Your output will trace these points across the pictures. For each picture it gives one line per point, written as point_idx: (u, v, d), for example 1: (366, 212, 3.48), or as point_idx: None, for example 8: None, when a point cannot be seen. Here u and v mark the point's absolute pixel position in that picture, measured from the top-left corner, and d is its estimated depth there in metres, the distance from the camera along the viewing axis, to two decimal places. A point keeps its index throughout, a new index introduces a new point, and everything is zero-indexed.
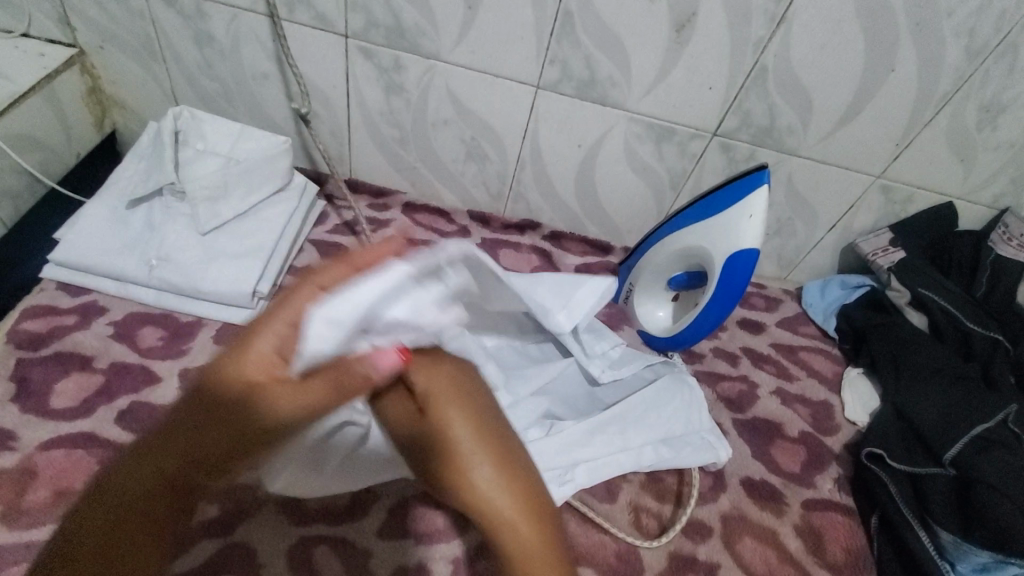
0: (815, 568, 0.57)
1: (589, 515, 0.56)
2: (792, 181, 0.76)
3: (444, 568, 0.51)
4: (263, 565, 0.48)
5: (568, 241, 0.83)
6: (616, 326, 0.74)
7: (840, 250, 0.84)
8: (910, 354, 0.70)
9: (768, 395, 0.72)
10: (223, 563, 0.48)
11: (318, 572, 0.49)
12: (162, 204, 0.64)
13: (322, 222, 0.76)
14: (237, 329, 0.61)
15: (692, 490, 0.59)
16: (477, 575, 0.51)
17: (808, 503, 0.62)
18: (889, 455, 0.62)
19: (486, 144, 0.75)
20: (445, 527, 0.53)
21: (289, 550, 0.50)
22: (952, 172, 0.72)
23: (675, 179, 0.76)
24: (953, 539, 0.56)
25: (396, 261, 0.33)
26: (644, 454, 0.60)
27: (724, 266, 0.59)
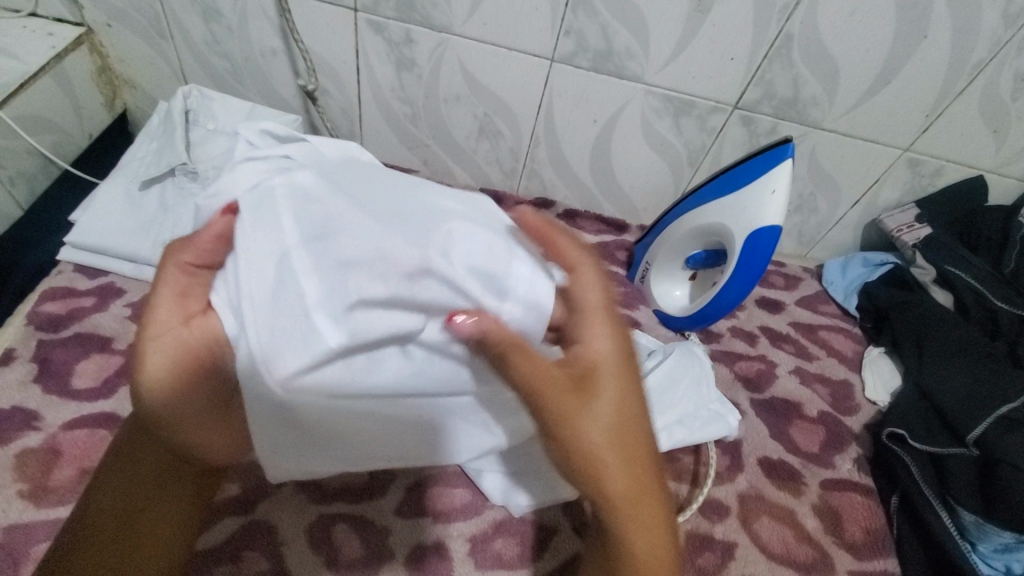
0: (833, 548, 0.57)
1: None
2: (815, 155, 0.73)
3: (461, 546, 0.51)
4: (285, 542, 0.49)
5: (582, 219, 0.82)
6: (633, 305, 0.71)
7: (863, 226, 0.82)
8: (935, 333, 0.68)
9: (787, 374, 0.71)
10: (245, 540, 0.49)
11: (338, 550, 0.49)
12: (174, 184, 0.63)
13: None
14: None
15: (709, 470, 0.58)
16: (494, 553, 0.51)
17: (827, 483, 0.62)
18: (910, 435, 0.61)
19: (499, 119, 0.74)
20: (463, 505, 0.54)
21: (310, 528, 0.50)
22: (984, 144, 0.69)
23: (694, 154, 0.74)
24: (975, 519, 0.56)
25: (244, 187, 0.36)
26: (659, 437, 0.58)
27: (746, 243, 0.57)
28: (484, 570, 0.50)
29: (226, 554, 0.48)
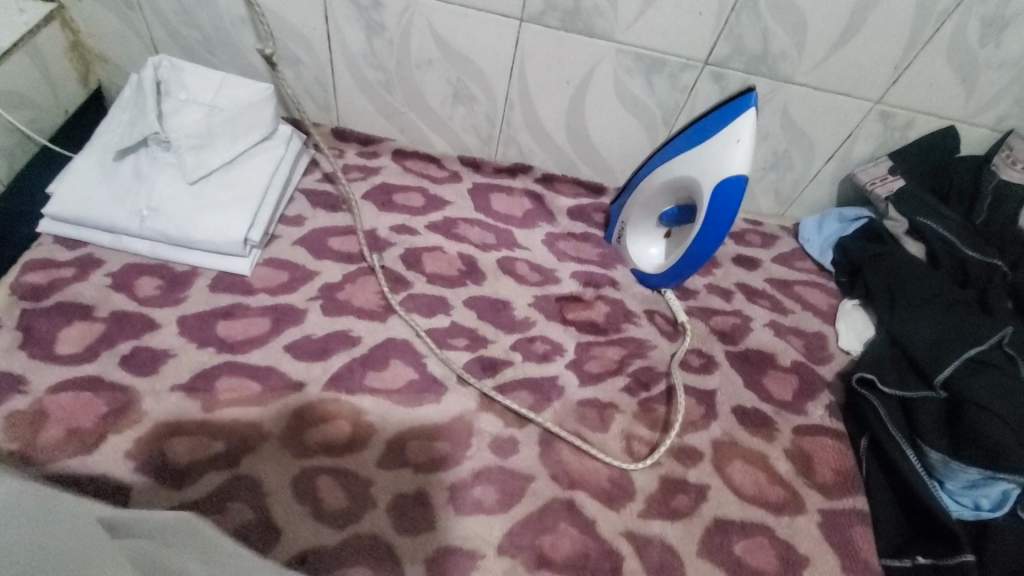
0: (804, 488, 0.58)
1: (581, 445, 0.56)
2: (788, 110, 0.74)
3: (441, 495, 0.51)
4: (269, 493, 0.48)
5: (560, 183, 0.82)
6: (611, 265, 0.74)
7: (838, 182, 0.83)
8: (908, 282, 0.70)
9: (762, 327, 0.72)
10: (231, 493, 0.48)
11: (324, 502, 0.48)
12: (149, 155, 0.62)
13: (311, 172, 0.75)
14: None
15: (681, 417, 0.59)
16: (475, 498, 0.51)
17: (799, 429, 0.63)
18: (880, 380, 0.63)
19: (473, 83, 0.74)
20: (447, 455, 0.54)
21: (294, 479, 0.49)
22: (952, 94, 0.70)
23: (668, 113, 0.74)
24: (941, 457, 0.58)
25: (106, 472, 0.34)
26: None
27: (713, 194, 0.58)
28: (466, 516, 0.50)
29: (212, 504, 0.47)
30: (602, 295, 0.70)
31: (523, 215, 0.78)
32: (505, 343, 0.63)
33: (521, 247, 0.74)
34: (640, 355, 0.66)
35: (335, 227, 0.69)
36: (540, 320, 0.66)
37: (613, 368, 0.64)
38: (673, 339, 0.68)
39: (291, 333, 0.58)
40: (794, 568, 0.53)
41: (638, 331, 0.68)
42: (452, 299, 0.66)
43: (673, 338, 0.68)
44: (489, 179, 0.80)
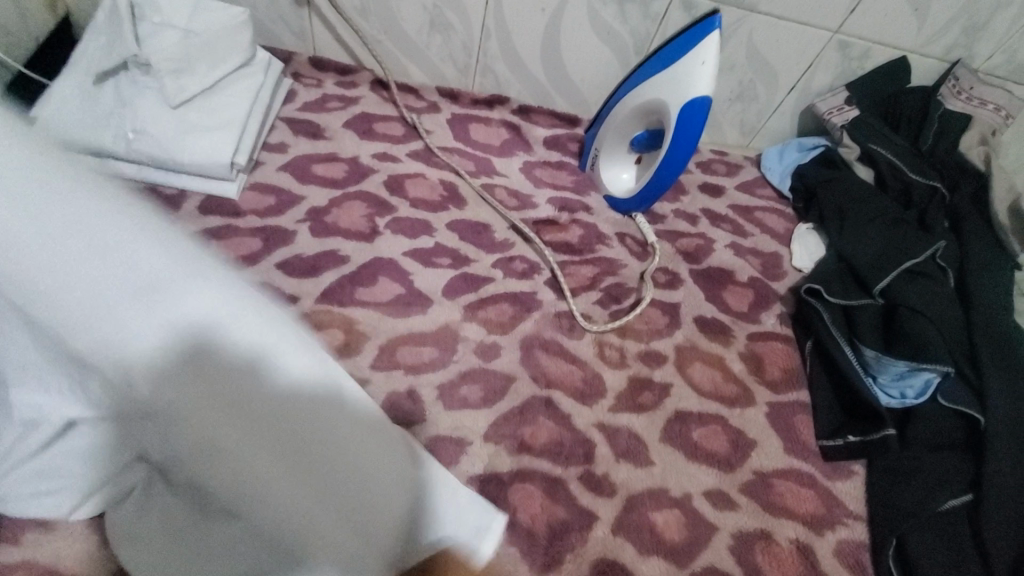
0: (755, 384, 0.66)
1: None
2: (754, 40, 0.77)
3: (431, 393, 0.56)
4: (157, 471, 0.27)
5: (536, 114, 0.84)
6: (584, 192, 0.78)
7: (799, 113, 0.88)
8: (858, 203, 0.76)
9: (723, 248, 0.77)
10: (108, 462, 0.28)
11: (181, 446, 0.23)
12: (128, 78, 0.63)
13: (291, 101, 0.76)
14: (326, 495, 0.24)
15: (646, 299, 0.68)
16: (463, 396, 0.57)
17: (753, 335, 0.70)
18: (826, 289, 0.69)
19: (449, 11, 0.75)
20: (433, 359, 0.58)
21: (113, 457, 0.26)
22: (906, 23, 0.75)
23: (640, 42, 0.77)
24: (875, 354, 0.65)
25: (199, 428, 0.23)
26: None
27: (679, 115, 0.62)
28: (455, 411, 0.56)
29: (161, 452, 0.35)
30: (576, 219, 0.74)
31: (501, 144, 0.80)
32: (487, 262, 0.68)
33: (499, 174, 0.77)
34: (612, 273, 0.71)
35: (317, 153, 0.71)
36: (518, 242, 0.70)
37: (587, 284, 0.69)
38: (642, 259, 0.73)
39: (280, 253, 0.61)
40: (742, 449, 0.60)
41: (610, 252, 0.73)
42: (434, 223, 0.69)
43: (642, 258, 0.74)
44: (466, 109, 0.82)
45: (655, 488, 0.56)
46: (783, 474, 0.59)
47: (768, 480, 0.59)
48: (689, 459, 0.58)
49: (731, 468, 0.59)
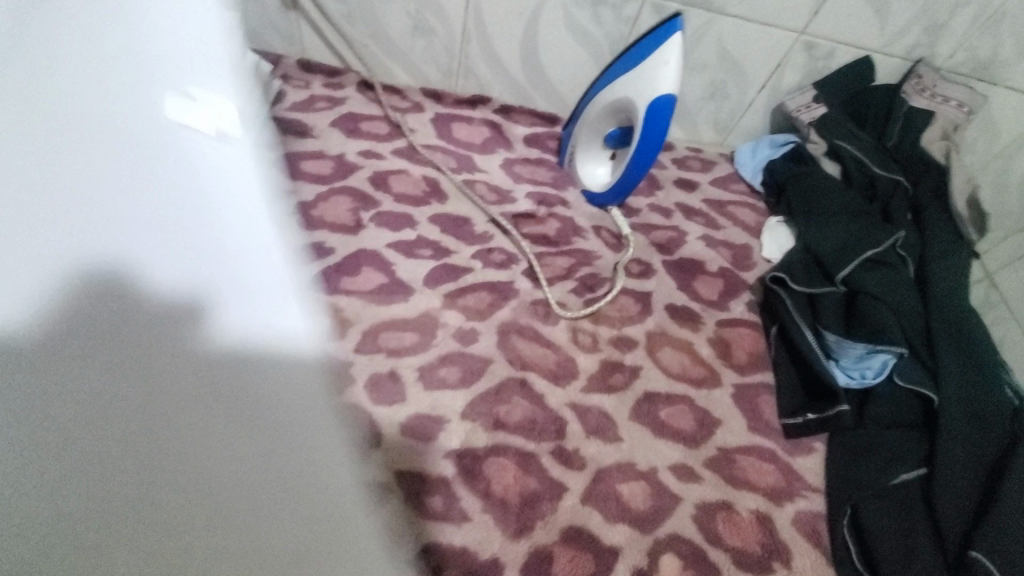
0: (722, 367, 0.69)
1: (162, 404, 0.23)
2: (723, 41, 0.81)
3: (411, 374, 0.59)
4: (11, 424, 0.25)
5: (517, 114, 0.87)
6: (562, 187, 0.82)
7: (770, 111, 0.91)
8: (823, 197, 0.80)
9: (695, 240, 0.81)
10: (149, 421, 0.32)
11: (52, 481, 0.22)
12: None
13: (280, 102, 0.79)
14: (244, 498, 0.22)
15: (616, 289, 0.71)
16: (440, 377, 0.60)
17: (722, 322, 0.73)
18: (790, 278, 0.72)
19: (432, 15, 0.78)
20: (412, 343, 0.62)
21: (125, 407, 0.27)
22: (866, 24, 0.79)
23: (614, 44, 0.80)
24: (836, 338, 0.68)
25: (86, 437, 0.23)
26: None
27: (646, 111, 0.65)
28: (433, 390, 0.59)
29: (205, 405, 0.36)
30: (554, 213, 0.78)
31: (482, 141, 0.84)
32: (466, 253, 0.71)
33: (480, 170, 0.80)
34: (587, 263, 0.74)
35: (305, 151, 0.74)
36: (497, 234, 0.74)
37: (563, 274, 0.72)
38: (616, 250, 0.77)
39: None
40: (707, 427, 0.63)
41: (586, 244, 0.76)
42: (417, 216, 0.73)
43: (617, 249, 0.77)
44: (449, 109, 0.86)
45: (624, 462, 0.59)
46: (745, 450, 0.63)
47: (731, 455, 0.62)
48: (656, 436, 0.61)
49: (696, 444, 0.62)
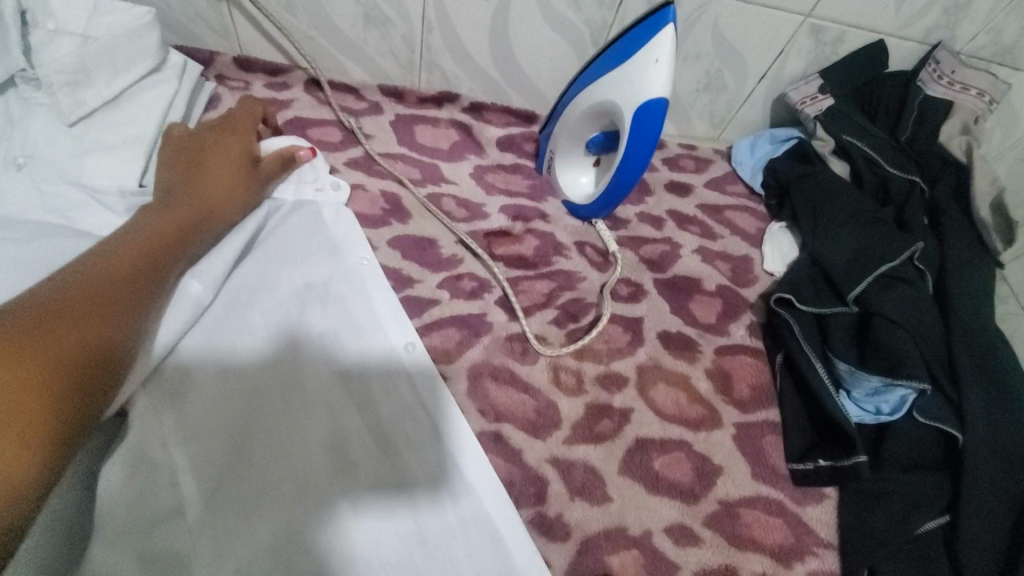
0: (721, 404, 0.61)
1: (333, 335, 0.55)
2: (720, 26, 0.71)
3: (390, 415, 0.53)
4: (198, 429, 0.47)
5: (489, 112, 0.78)
6: (541, 197, 0.73)
7: (771, 102, 0.82)
8: (832, 202, 0.71)
9: (690, 254, 0.73)
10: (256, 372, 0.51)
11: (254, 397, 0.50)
12: (18, 95, 0.57)
13: (214, 107, 0.69)
14: (377, 525, 0.46)
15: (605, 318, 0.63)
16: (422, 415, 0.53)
17: (721, 349, 0.65)
18: (797, 299, 0.65)
19: (385, 3, 0.68)
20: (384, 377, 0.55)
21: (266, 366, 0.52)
22: (881, 4, 0.70)
23: (596, 33, 0.70)
24: (849, 368, 0.61)
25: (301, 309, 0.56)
26: (378, 350, 0.56)
27: (634, 119, 0.57)
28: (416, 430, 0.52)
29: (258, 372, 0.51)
30: (532, 229, 0.69)
31: (450, 146, 0.74)
32: (431, 282, 0.62)
33: (447, 181, 0.71)
34: (570, 288, 0.66)
35: None
36: (467, 258, 0.65)
37: (542, 302, 0.64)
38: (603, 270, 0.69)
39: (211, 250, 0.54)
40: (707, 477, 0.56)
41: (568, 264, 0.68)
42: (375, 240, 0.64)
43: (603, 268, 0.69)
44: (412, 110, 0.76)
45: (613, 527, 0.52)
46: (749, 503, 0.56)
47: (733, 510, 0.55)
48: (650, 493, 0.54)
49: (695, 500, 0.55)
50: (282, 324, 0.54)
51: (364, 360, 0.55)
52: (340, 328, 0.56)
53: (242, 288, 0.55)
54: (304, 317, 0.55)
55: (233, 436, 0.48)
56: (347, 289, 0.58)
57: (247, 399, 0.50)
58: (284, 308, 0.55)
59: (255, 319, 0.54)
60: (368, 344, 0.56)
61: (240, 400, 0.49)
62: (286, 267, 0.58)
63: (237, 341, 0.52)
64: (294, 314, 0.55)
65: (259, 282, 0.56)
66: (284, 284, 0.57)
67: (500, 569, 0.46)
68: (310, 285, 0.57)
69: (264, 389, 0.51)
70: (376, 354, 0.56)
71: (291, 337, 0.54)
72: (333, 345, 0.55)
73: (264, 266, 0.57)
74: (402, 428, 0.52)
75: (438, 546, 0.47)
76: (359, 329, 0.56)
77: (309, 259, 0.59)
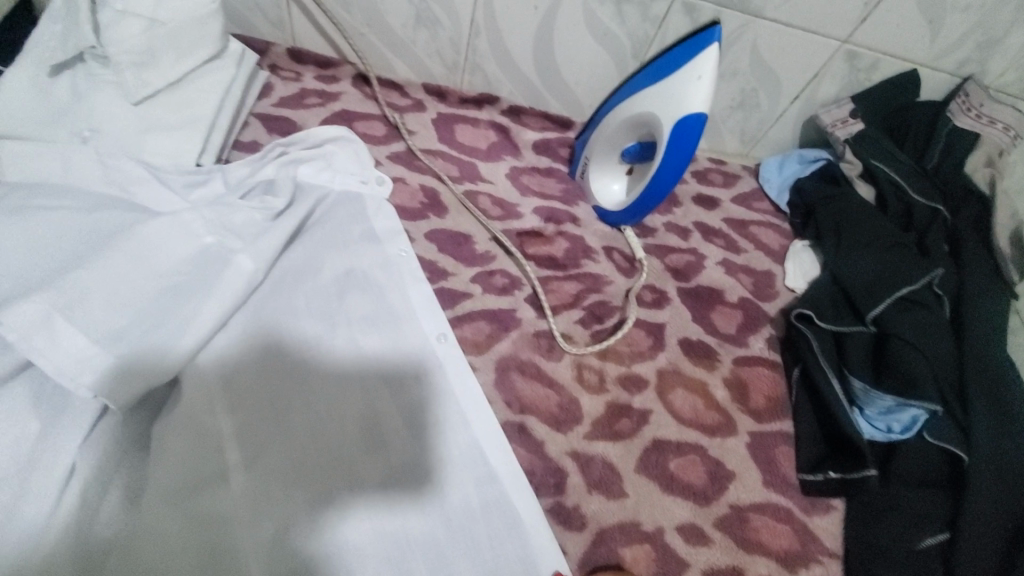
0: (737, 412, 0.63)
1: (371, 321, 0.57)
2: (757, 47, 0.74)
3: (420, 399, 0.55)
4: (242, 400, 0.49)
5: (527, 116, 0.80)
6: (572, 201, 0.75)
7: (802, 123, 0.84)
8: (856, 224, 0.73)
9: (714, 265, 0.75)
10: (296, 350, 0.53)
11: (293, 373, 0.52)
12: (87, 71, 0.59)
13: (267, 95, 0.72)
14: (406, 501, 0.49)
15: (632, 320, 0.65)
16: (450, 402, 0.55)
17: (739, 360, 0.67)
18: (817, 315, 0.66)
19: (437, 5, 0.71)
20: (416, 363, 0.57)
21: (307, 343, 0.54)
22: (917, 35, 0.71)
23: (638, 45, 0.73)
24: (864, 386, 0.62)
25: (342, 293, 0.58)
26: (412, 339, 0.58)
27: (673, 131, 0.59)
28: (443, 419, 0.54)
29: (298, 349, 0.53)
30: (563, 231, 0.72)
31: (488, 147, 0.77)
32: (465, 276, 0.65)
33: (484, 180, 0.74)
34: (596, 290, 0.68)
35: None
36: (500, 255, 0.67)
37: (569, 302, 0.66)
38: (629, 275, 0.71)
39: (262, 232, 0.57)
40: (719, 481, 0.58)
41: (596, 267, 0.70)
42: (412, 233, 0.66)
43: (629, 274, 0.71)
44: (454, 109, 0.78)
45: (627, 522, 0.54)
46: (759, 508, 0.58)
47: (743, 514, 0.57)
48: (664, 492, 0.56)
49: (707, 502, 0.57)
50: (323, 307, 0.57)
51: (398, 347, 0.57)
52: (377, 315, 0.58)
53: (287, 270, 0.58)
54: (343, 302, 0.58)
55: (273, 408, 0.50)
56: (384, 278, 0.61)
57: (288, 374, 0.52)
58: (325, 291, 0.58)
59: (298, 300, 0.56)
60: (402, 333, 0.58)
61: (281, 375, 0.52)
62: (328, 252, 0.60)
63: (280, 319, 0.54)
64: (335, 297, 0.58)
65: (302, 266, 0.58)
66: (325, 268, 0.59)
67: (518, 553, 0.49)
68: (349, 271, 0.60)
69: (304, 366, 0.53)
70: (409, 342, 0.58)
71: (331, 319, 0.56)
72: (370, 331, 0.57)
73: (310, 250, 0.59)
74: (431, 412, 0.54)
75: (462, 523, 0.49)
76: (395, 316, 0.59)
77: (350, 247, 0.61)
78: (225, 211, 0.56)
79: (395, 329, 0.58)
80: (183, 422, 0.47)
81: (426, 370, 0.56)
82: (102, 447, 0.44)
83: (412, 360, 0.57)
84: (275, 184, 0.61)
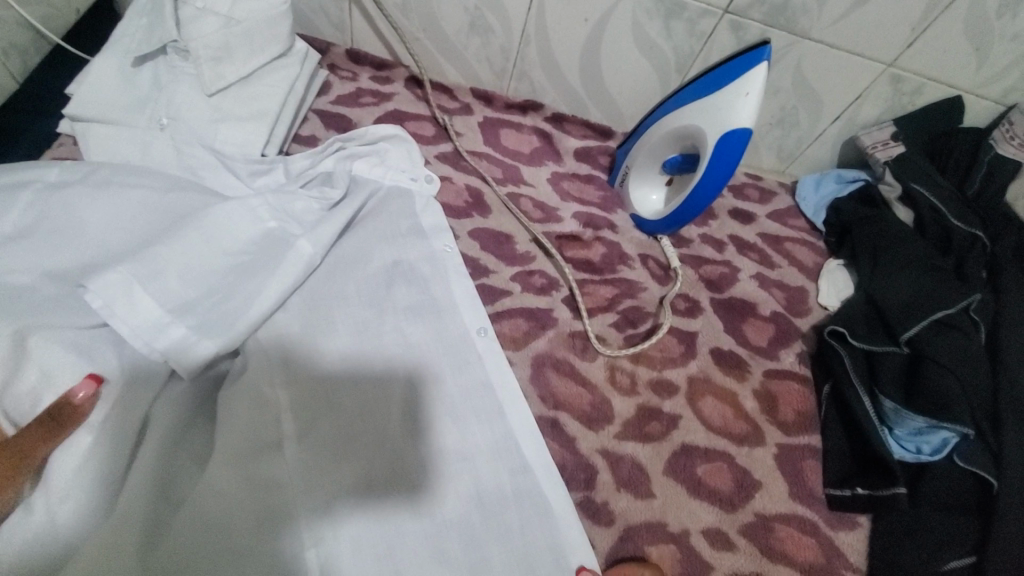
0: (765, 423, 0.64)
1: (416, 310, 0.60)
2: (801, 67, 0.75)
3: (460, 389, 0.57)
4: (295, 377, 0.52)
5: (569, 123, 0.82)
6: (611, 209, 0.77)
7: (841, 144, 0.85)
8: (892, 246, 0.73)
9: (748, 278, 0.76)
10: (346, 334, 0.56)
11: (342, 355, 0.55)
12: (167, 63, 0.64)
13: (325, 93, 0.76)
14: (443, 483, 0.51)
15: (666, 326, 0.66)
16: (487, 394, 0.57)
17: (769, 372, 0.68)
18: (851, 333, 0.67)
19: (491, 14, 0.73)
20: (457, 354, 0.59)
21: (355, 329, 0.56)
22: (964, 62, 0.72)
23: (683, 60, 0.74)
24: (894, 406, 0.63)
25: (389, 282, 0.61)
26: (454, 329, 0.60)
27: (717, 145, 0.61)
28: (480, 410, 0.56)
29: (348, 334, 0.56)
30: (600, 237, 0.73)
31: (531, 151, 0.79)
32: (505, 274, 0.67)
33: (526, 183, 0.76)
34: (631, 295, 0.70)
35: None
36: (540, 256, 0.70)
37: (604, 305, 0.68)
38: (663, 283, 0.72)
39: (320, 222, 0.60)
40: (746, 489, 0.59)
41: (632, 273, 0.72)
42: (456, 230, 0.69)
43: (664, 282, 0.72)
44: (500, 114, 0.81)
45: (654, 521, 0.55)
46: (785, 519, 0.58)
47: (769, 523, 0.58)
48: (690, 495, 0.57)
49: (733, 509, 0.58)
50: (372, 294, 0.59)
51: (440, 336, 0.59)
52: (421, 305, 0.61)
53: (340, 258, 0.61)
54: (390, 291, 0.60)
55: (323, 387, 0.53)
56: (430, 271, 0.63)
57: (338, 355, 0.55)
58: (374, 280, 0.60)
59: (349, 287, 0.59)
60: (445, 323, 0.60)
61: (332, 356, 0.54)
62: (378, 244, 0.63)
63: (332, 304, 0.57)
64: (383, 287, 0.60)
65: (352, 253, 0.61)
66: (374, 258, 0.62)
67: (548, 541, 0.51)
68: (397, 262, 0.62)
69: (353, 349, 0.55)
70: (451, 333, 0.60)
71: (378, 307, 0.59)
72: (416, 320, 0.59)
73: (362, 239, 0.62)
74: (469, 402, 0.56)
75: (493, 511, 0.51)
76: (438, 308, 0.61)
77: (399, 238, 0.64)
78: (287, 199, 0.59)
79: (438, 319, 0.60)
80: (243, 392, 0.49)
81: (466, 360, 0.59)
82: (170, 408, 0.47)
83: (453, 350, 0.59)
84: (331, 179, 0.64)
